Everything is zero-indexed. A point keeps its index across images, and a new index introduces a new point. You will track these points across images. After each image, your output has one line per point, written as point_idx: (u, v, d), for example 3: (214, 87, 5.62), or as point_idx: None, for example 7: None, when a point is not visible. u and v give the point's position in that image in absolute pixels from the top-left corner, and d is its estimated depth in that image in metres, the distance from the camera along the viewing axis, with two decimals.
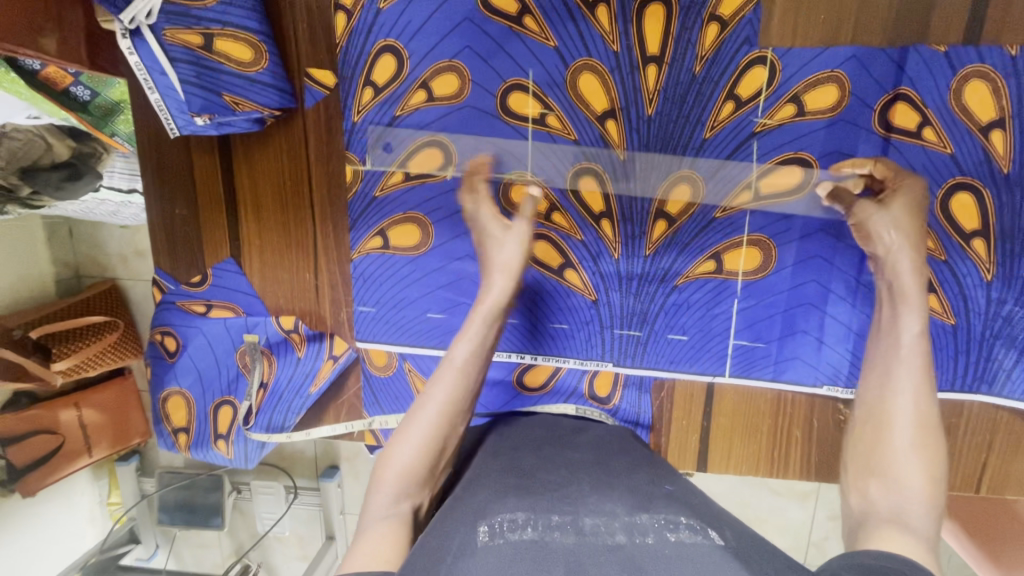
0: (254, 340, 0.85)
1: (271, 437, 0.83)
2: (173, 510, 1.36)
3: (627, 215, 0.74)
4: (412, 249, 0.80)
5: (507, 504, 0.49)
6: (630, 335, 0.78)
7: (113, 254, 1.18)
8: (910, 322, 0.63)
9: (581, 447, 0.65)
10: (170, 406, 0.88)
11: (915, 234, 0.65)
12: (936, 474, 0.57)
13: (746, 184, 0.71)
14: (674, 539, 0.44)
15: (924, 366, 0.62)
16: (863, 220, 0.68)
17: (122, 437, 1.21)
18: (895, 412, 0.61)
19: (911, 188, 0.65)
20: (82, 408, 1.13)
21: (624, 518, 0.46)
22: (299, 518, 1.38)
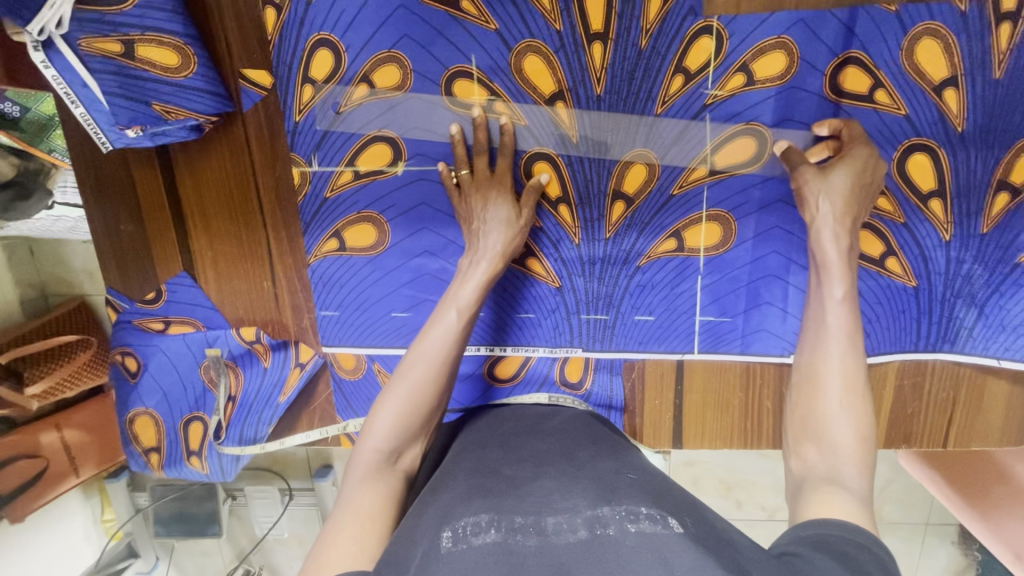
0: (216, 354, 0.83)
1: (245, 450, 0.83)
2: (168, 522, 1.35)
3: (584, 199, 0.73)
4: (369, 250, 0.78)
5: (471, 508, 0.48)
6: (596, 320, 0.77)
7: (80, 270, 1.15)
8: (834, 291, 0.65)
9: (551, 437, 0.64)
10: (137, 427, 0.86)
11: (846, 204, 0.65)
12: (864, 432, 0.60)
13: (701, 161, 0.70)
14: (634, 529, 0.42)
15: (849, 334, 0.64)
16: (801, 186, 0.67)
17: (109, 453, 1.18)
18: (824, 376, 0.63)
19: (855, 157, 0.65)
20: (64, 429, 1.10)
21: (586, 512, 0.45)
22: (296, 518, 1.37)
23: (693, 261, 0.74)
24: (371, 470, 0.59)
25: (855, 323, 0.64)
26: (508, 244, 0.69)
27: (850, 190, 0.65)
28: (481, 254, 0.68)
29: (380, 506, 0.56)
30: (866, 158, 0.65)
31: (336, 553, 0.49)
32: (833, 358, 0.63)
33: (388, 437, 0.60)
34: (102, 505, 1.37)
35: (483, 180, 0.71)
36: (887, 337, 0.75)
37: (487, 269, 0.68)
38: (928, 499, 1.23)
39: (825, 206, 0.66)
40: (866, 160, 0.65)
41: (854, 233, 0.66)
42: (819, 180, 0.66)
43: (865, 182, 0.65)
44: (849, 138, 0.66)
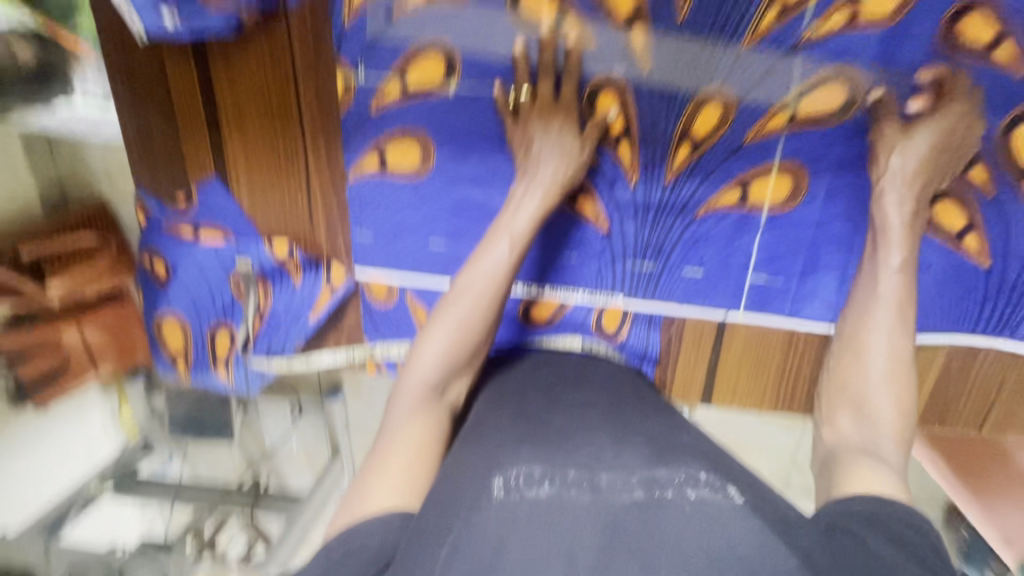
0: (247, 266, 0.81)
1: (272, 361, 0.84)
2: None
3: (648, 137, 0.67)
4: (412, 172, 0.74)
5: (521, 454, 0.49)
6: (642, 269, 0.74)
7: None
8: (890, 257, 0.64)
9: (591, 391, 0.63)
10: (165, 331, 0.85)
11: (922, 168, 0.64)
12: (907, 408, 0.59)
13: (782, 107, 0.64)
14: (694, 496, 0.44)
15: (899, 305, 0.62)
16: (878, 142, 0.64)
17: (128, 355, 1.03)
18: (868, 346, 0.63)
19: (948, 113, 0.62)
20: (84, 326, 0.97)
21: (642, 472, 0.47)
22: None
23: (754, 217, 0.69)
24: (417, 402, 0.58)
25: (908, 293, 0.63)
26: (565, 179, 0.65)
27: (928, 153, 0.63)
28: (536, 188, 0.65)
29: (427, 438, 0.55)
30: (955, 118, 0.62)
31: (386, 486, 0.50)
32: (880, 334, 0.62)
33: (434, 369, 0.59)
34: None
35: (546, 107, 0.66)
36: (947, 317, 0.70)
37: (541, 204, 0.64)
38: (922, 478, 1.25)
39: (898, 167, 0.64)
40: (953, 125, 0.62)
41: (922, 196, 0.64)
42: (902, 136, 0.64)
43: (948, 143, 0.63)
44: (951, 90, 0.61)
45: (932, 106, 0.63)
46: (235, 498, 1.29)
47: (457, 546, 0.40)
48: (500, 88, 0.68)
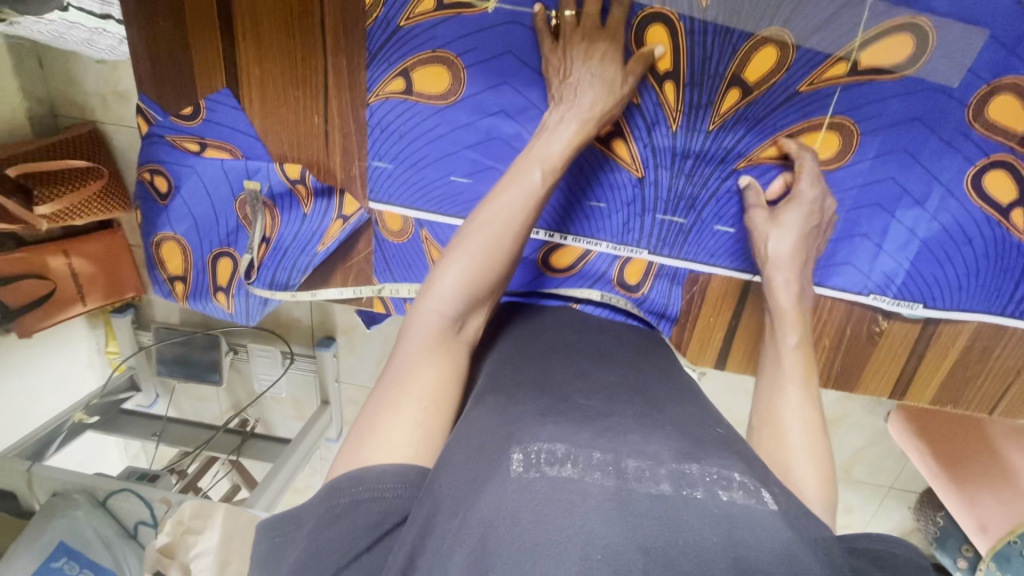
0: (255, 188, 0.76)
1: (275, 295, 0.79)
2: (171, 364, 1.36)
3: (696, 79, 0.63)
4: (439, 98, 0.69)
5: (545, 429, 0.47)
6: (672, 222, 0.71)
7: (92, 93, 1.05)
8: (788, 337, 0.65)
9: (607, 363, 0.63)
10: (164, 252, 0.81)
11: (803, 247, 0.65)
12: (826, 473, 0.56)
13: (843, 55, 0.60)
14: (728, 500, 0.42)
15: (802, 378, 0.63)
16: (757, 234, 0.67)
17: (116, 289, 1.17)
18: (784, 423, 0.60)
19: (804, 197, 0.64)
20: (71, 257, 1.09)
21: (670, 465, 0.45)
22: (295, 383, 1.44)
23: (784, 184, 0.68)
24: (433, 335, 0.55)
25: (809, 370, 0.64)
26: (602, 114, 0.61)
27: (802, 232, 0.64)
28: (569, 122, 0.61)
29: (445, 378, 0.53)
30: (813, 199, 0.64)
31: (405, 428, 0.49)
32: (790, 403, 0.61)
33: (453, 301, 0.56)
34: (106, 337, 1.39)
35: (591, 31, 0.61)
36: (979, 295, 0.68)
37: (572, 141, 0.61)
38: (900, 466, 1.27)
39: (776, 255, 0.65)
40: (1005, 96, 0.59)
41: (804, 277, 0.66)
42: (770, 227, 0.65)
43: (812, 225, 0.65)
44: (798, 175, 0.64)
45: (789, 193, 0.65)
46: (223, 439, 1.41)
47: (469, 523, 0.40)
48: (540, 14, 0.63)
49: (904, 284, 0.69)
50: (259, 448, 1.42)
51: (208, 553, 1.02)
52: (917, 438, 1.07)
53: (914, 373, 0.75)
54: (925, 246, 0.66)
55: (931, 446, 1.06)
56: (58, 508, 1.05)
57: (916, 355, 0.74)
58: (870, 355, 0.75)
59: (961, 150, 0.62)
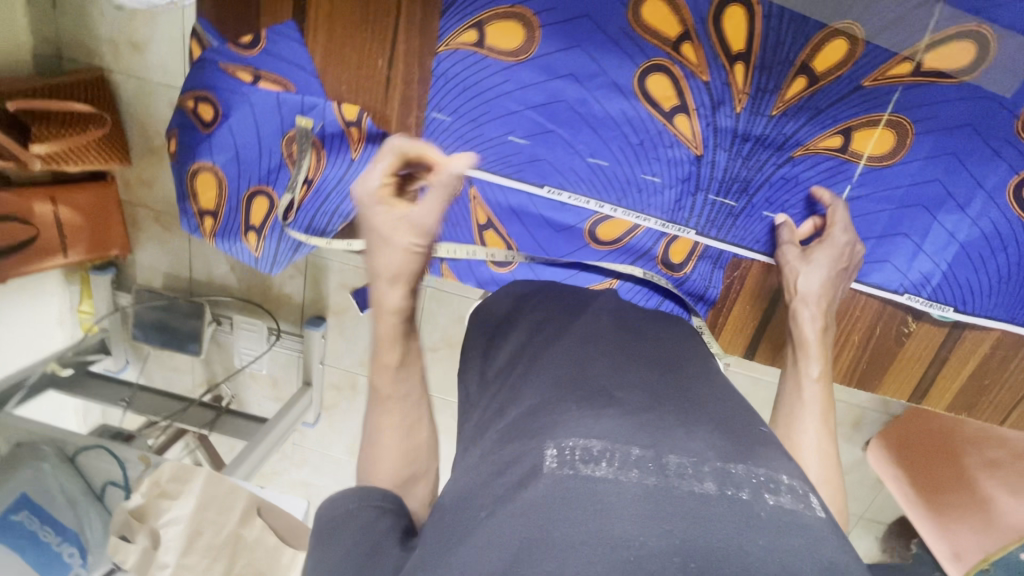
0: (307, 125, 0.74)
1: (310, 241, 0.77)
2: (149, 330, 1.33)
3: (767, 63, 0.65)
4: (510, 55, 0.69)
5: (585, 422, 0.50)
6: (723, 204, 0.72)
7: (105, 40, 1.08)
8: (809, 370, 0.69)
9: (642, 356, 0.62)
10: (198, 183, 0.78)
11: (833, 285, 0.69)
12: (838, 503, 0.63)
13: (908, 56, 0.62)
14: (773, 502, 0.43)
15: (823, 410, 0.66)
16: (787, 268, 0.71)
17: (99, 245, 1.23)
18: (801, 449, 0.65)
19: (835, 240, 0.68)
20: (59, 205, 1.11)
21: (715, 463, 0.46)
22: (277, 361, 1.42)
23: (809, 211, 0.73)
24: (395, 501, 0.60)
25: (829, 403, 0.67)
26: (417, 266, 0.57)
27: (831, 274, 0.69)
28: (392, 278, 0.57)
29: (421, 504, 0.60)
30: (845, 244, 0.69)
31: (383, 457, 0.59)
32: (809, 431, 0.65)
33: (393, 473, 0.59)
34: (81, 295, 1.36)
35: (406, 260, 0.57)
36: (1005, 304, 0.71)
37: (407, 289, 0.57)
38: (876, 495, 1.30)
39: (804, 291, 0.69)
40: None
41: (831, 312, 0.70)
42: (800, 263, 0.69)
43: (841, 268, 0.69)
44: (831, 220, 0.69)
45: (822, 235, 0.70)
46: (197, 412, 1.36)
47: (503, 516, 0.43)
48: None
49: (938, 285, 0.71)
50: (235, 425, 1.37)
51: (180, 521, 0.95)
52: (894, 465, 1.13)
53: (935, 377, 0.78)
54: (964, 250, 0.69)
55: (907, 472, 1.12)
56: (24, 460, 1.00)
57: (940, 359, 0.76)
58: (896, 357, 0.77)
59: (1007, 159, 0.65)
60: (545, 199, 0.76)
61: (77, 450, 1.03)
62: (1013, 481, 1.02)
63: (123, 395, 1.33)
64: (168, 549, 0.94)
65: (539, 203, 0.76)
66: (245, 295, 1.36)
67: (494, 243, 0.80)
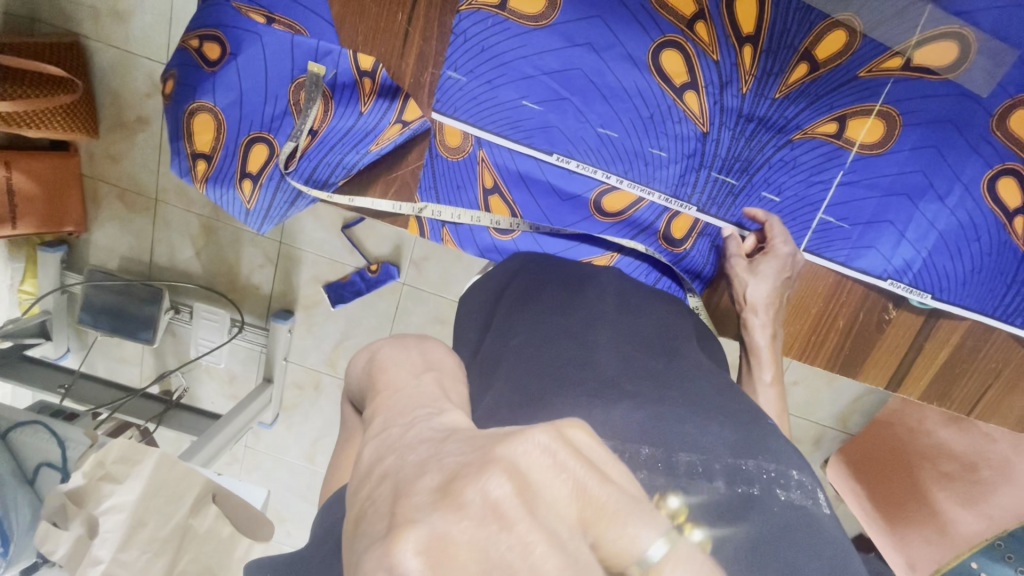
0: (318, 72, 0.71)
1: (312, 191, 0.75)
2: (98, 313, 1.24)
3: (772, 47, 0.69)
4: (531, 21, 0.70)
5: (602, 411, 0.50)
6: (724, 182, 0.75)
7: (85, 7, 1.05)
8: (763, 374, 0.74)
9: (644, 343, 0.62)
10: (195, 124, 0.74)
11: (778, 294, 0.74)
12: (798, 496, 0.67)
13: (899, 51, 0.68)
14: (785, 498, 0.46)
15: (778, 411, 0.71)
16: (734, 279, 0.75)
17: (53, 220, 1.16)
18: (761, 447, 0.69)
19: (778, 252, 0.72)
20: (12, 171, 1.06)
21: (726, 460, 0.47)
22: (237, 355, 1.35)
23: (748, 224, 0.77)
24: None
25: (781, 404, 0.72)
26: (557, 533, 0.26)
27: (775, 283, 0.73)
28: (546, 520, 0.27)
29: None
30: (786, 255, 0.73)
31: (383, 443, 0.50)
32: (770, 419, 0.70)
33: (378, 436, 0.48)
34: (25, 273, 1.26)
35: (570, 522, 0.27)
36: (976, 294, 0.76)
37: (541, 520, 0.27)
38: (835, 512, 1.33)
39: (753, 301, 0.74)
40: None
41: (778, 321, 0.75)
42: (749, 275, 0.73)
43: (785, 279, 0.73)
44: (770, 234, 0.74)
45: (765, 248, 0.74)
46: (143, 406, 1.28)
47: None
48: None
49: (919, 272, 0.76)
50: (184, 421, 1.31)
51: (120, 510, 0.85)
52: (851, 482, 1.16)
53: (910, 366, 0.81)
54: (942, 239, 0.74)
55: (867, 489, 1.13)
56: None
57: (915, 348, 0.80)
58: (876, 343, 0.80)
59: (982, 154, 0.71)
60: (553, 166, 0.76)
61: (10, 428, 0.91)
62: (968, 492, 1.00)
63: (63, 381, 1.25)
64: (102, 542, 0.85)
65: (546, 171, 0.77)
66: (208, 283, 1.29)
67: (499, 210, 0.80)
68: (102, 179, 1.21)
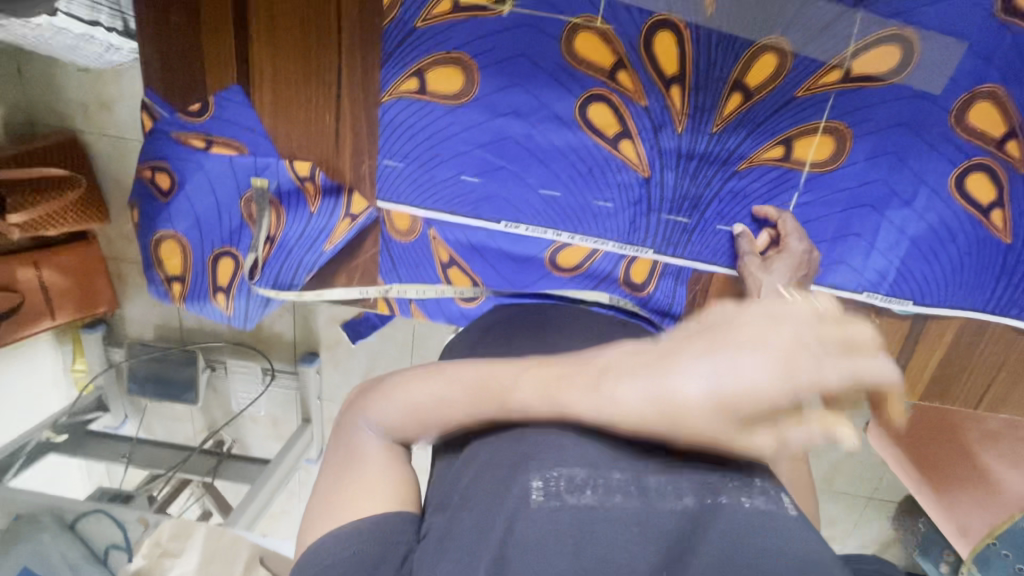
0: (263, 185, 0.75)
1: (280, 295, 0.77)
2: (144, 381, 1.31)
3: (700, 83, 0.66)
4: (452, 98, 0.70)
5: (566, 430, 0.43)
6: (677, 222, 0.74)
7: (74, 102, 1.05)
8: None
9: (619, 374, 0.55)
10: (163, 252, 0.79)
11: (794, 293, 0.69)
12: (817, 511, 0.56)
13: (836, 64, 0.64)
14: (751, 506, 0.37)
15: None
16: (748, 278, 0.70)
17: (87, 304, 1.18)
18: None
19: (794, 249, 0.69)
20: (42, 269, 1.08)
21: (695, 475, 0.39)
22: (275, 400, 1.40)
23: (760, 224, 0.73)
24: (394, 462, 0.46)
25: None
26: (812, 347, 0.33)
27: (793, 281, 0.68)
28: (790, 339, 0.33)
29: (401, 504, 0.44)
30: (803, 252, 0.69)
31: (370, 494, 0.43)
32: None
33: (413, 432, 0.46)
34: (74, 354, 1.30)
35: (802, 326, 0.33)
36: (963, 291, 0.72)
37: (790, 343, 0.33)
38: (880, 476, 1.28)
39: None
40: (983, 103, 0.64)
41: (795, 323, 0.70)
42: (762, 273, 0.69)
43: (801, 277, 0.69)
44: (783, 230, 0.70)
45: (778, 247, 0.71)
46: (199, 459, 1.37)
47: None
48: (569, 26, 0.66)
49: (896, 280, 0.72)
50: (237, 470, 1.39)
51: None
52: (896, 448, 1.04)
53: (905, 371, 0.78)
54: (914, 245, 0.71)
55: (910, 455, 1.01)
56: (24, 532, 0.94)
57: (907, 351, 0.77)
58: None
59: (944, 154, 0.67)
60: (502, 232, 0.77)
61: (77, 516, 0.97)
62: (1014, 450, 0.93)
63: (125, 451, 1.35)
64: None
65: (496, 238, 0.77)
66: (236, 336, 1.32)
67: (459, 281, 0.80)
68: (125, 259, 1.21)
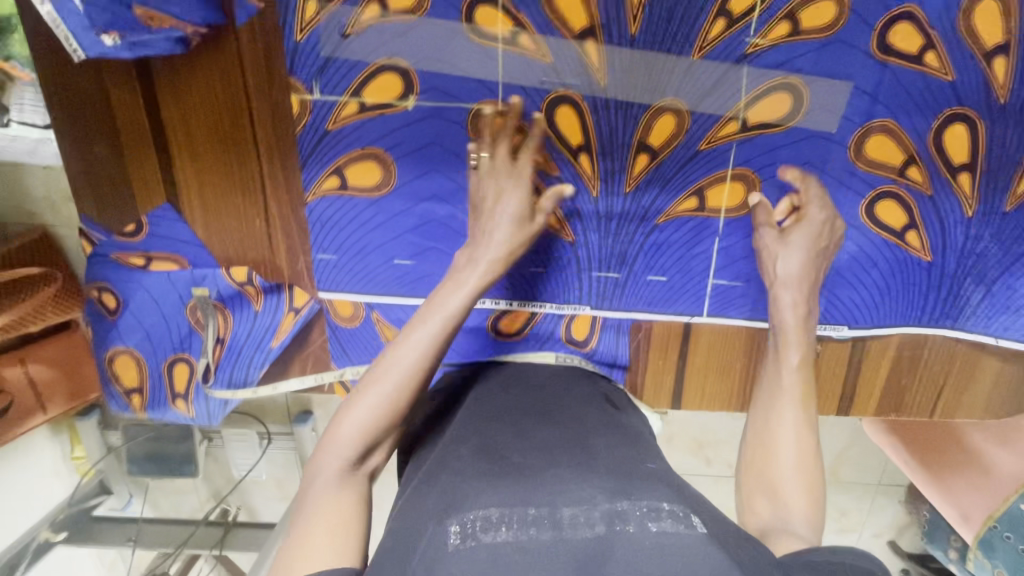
0: (204, 293, 0.78)
1: (236, 394, 0.79)
2: (142, 462, 1.18)
3: (606, 149, 0.69)
4: (372, 190, 0.73)
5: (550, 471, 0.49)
6: (608, 277, 0.75)
7: (41, 200, 0.96)
8: (791, 357, 0.65)
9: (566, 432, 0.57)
10: (118, 367, 0.81)
11: (812, 266, 0.67)
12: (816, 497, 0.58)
13: (732, 116, 0.66)
14: (656, 529, 0.40)
15: (801, 397, 0.63)
16: (763, 250, 0.69)
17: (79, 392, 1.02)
18: (778, 446, 0.61)
19: (813, 218, 0.67)
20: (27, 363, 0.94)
21: (604, 506, 0.42)
22: (276, 462, 1.25)
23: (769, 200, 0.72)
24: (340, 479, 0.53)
25: (808, 391, 0.64)
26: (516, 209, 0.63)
27: (810, 255, 0.67)
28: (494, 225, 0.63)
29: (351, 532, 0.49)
30: (824, 220, 0.67)
31: (328, 524, 0.49)
32: (785, 423, 0.62)
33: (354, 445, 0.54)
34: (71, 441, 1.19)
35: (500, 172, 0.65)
36: (894, 309, 0.74)
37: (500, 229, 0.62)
38: None
39: (784, 274, 0.67)
40: (878, 135, 0.66)
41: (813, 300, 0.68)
42: (779, 247, 0.68)
43: (822, 247, 0.68)
44: (806, 198, 0.68)
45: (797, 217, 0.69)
46: (205, 532, 1.24)
47: None
48: (473, 112, 0.68)
49: (828, 308, 0.74)
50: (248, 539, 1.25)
51: None
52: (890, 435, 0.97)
53: (855, 390, 0.79)
54: (839, 275, 0.72)
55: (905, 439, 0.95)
56: None
57: (854, 371, 0.78)
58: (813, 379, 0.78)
59: (852, 186, 0.69)
60: None
61: None
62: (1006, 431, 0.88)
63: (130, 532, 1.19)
64: None
65: None
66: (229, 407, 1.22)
67: None
68: None
